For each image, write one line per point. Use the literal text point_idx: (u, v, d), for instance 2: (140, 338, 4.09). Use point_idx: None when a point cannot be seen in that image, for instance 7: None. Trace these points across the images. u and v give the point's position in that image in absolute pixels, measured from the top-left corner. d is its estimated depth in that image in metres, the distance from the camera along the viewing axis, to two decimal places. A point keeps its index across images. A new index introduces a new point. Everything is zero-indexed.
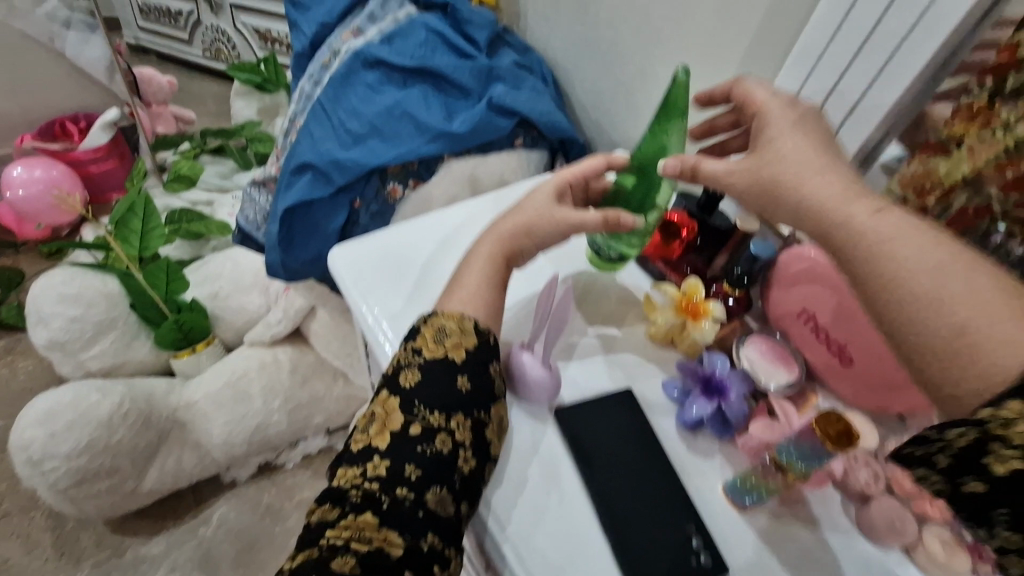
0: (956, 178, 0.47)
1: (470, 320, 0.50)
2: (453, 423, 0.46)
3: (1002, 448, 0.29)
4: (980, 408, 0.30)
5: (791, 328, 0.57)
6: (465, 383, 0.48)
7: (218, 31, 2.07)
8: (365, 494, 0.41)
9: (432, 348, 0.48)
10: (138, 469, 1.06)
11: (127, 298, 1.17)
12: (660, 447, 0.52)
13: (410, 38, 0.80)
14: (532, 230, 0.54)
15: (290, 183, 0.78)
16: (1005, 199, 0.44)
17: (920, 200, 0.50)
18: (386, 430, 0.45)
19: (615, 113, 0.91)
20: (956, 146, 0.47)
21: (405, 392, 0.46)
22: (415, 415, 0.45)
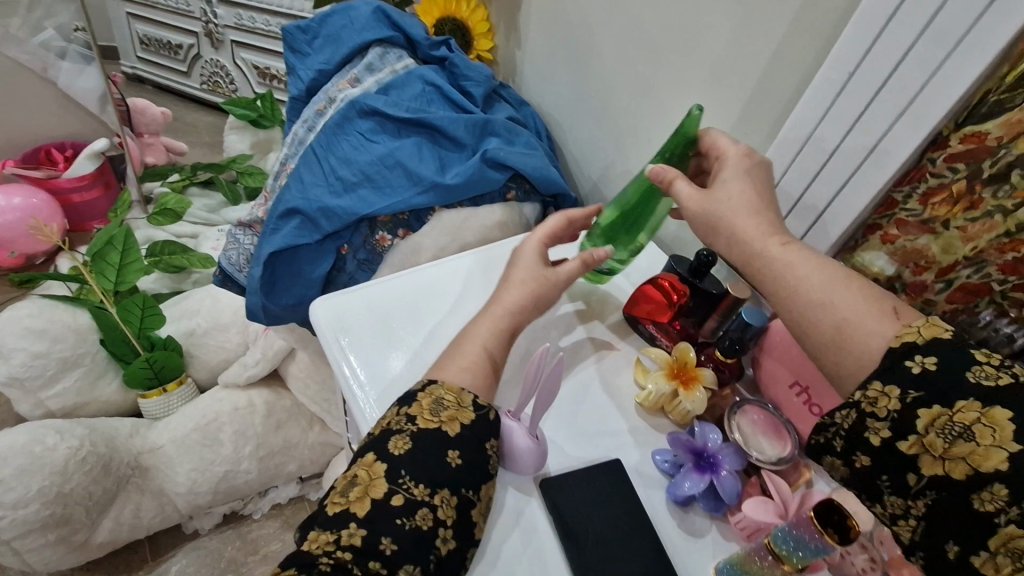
0: (955, 257, 0.53)
1: (469, 395, 0.49)
2: (437, 499, 0.44)
3: (876, 421, 0.41)
4: (858, 393, 0.43)
5: (784, 400, 0.56)
6: (457, 459, 0.46)
7: (216, 66, 2.10)
8: (337, 564, 0.39)
9: (427, 418, 0.47)
10: (91, 519, 0.99)
11: (97, 333, 1.13)
12: (650, 526, 0.49)
13: (406, 90, 0.81)
14: (539, 300, 0.58)
15: (275, 227, 0.76)
16: (1005, 278, 0.51)
17: (917, 276, 0.56)
18: (367, 496, 0.43)
19: (607, 169, 0.92)
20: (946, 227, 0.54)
21: (392, 461, 0.45)
22: (399, 486, 0.43)
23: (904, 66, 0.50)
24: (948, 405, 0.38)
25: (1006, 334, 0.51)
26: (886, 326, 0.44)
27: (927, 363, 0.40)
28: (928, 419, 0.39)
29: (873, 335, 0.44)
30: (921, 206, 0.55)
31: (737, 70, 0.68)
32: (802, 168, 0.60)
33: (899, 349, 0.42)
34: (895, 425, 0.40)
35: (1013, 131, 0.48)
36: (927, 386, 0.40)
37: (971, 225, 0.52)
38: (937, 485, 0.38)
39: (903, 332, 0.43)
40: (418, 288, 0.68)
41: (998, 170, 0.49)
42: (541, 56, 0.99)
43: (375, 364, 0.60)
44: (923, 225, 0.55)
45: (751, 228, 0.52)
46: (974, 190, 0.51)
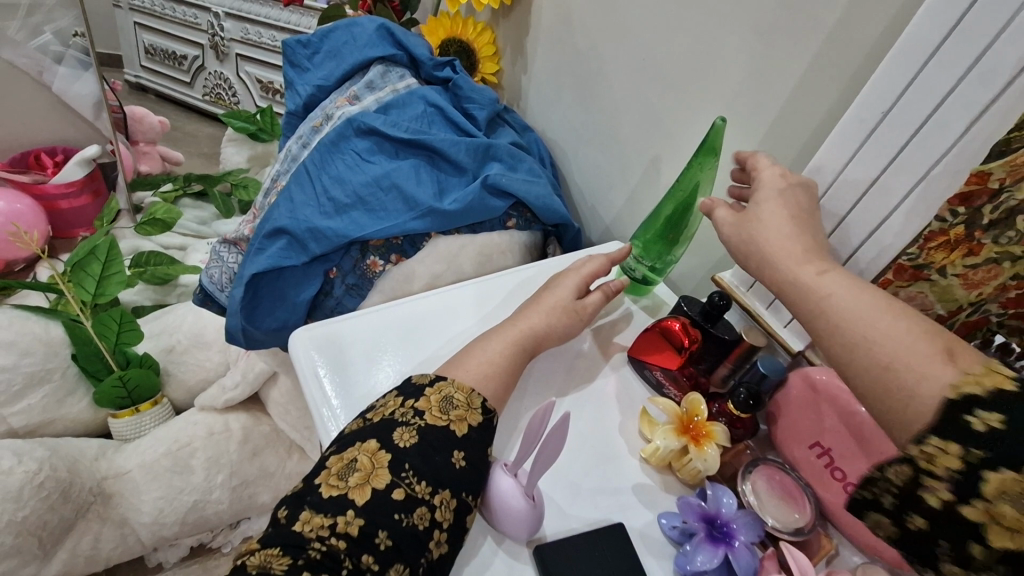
0: (958, 301, 0.50)
1: (478, 396, 0.49)
2: (436, 500, 0.42)
3: (931, 479, 0.32)
4: (913, 447, 0.34)
5: (801, 461, 0.52)
6: (462, 460, 0.45)
7: (220, 78, 2.08)
8: (328, 552, 0.38)
9: (436, 414, 0.46)
10: (44, 550, 0.92)
11: (70, 347, 1.07)
12: None
13: (407, 110, 0.78)
14: (569, 331, 0.59)
15: (261, 247, 0.71)
16: (1004, 311, 0.49)
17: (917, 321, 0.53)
18: (367, 485, 0.41)
19: (611, 201, 0.89)
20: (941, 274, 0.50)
21: (398, 452, 0.43)
22: (401, 480, 0.42)
23: (946, 107, 0.47)
24: (1020, 471, 0.29)
25: None
26: (938, 368, 0.35)
27: (992, 420, 0.31)
28: (995, 485, 0.30)
29: (923, 378, 0.35)
30: (919, 251, 0.51)
31: (755, 105, 0.65)
32: (829, 208, 0.57)
33: (957, 401, 0.33)
34: (956, 488, 0.31)
35: (1015, 175, 0.44)
36: (991, 445, 0.30)
37: (973, 271, 0.49)
38: (1010, 559, 0.30)
39: (962, 380, 0.34)
40: (412, 319, 0.63)
41: (1000, 214, 0.46)
42: (548, 82, 0.96)
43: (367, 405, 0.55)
44: (917, 272, 0.52)
45: (778, 247, 0.47)
46: (974, 235, 0.48)
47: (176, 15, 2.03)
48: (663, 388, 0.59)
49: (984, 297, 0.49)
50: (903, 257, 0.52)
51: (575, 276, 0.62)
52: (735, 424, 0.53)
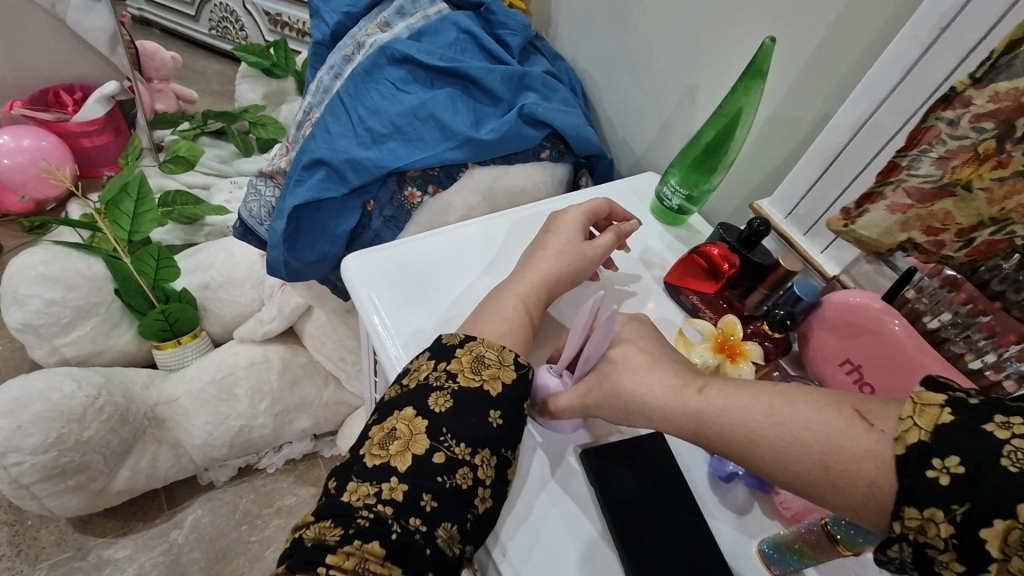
0: (982, 217, 0.49)
1: (510, 352, 0.49)
2: (477, 459, 0.44)
3: (937, 553, 0.28)
4: (893, 524, 0.30)
5: (829, 376, 0.55)
6: (498, 419, 0.46)
7: (226, 11, 2.01)
8: (377, 519, 0.40)
9: (468, 376, 0.47)
10: (109, 467, 1.00)
11: (112, 283, 1.11)
12: (689, 490, 0.48)
13: (439, 37, 0.76)
14: (576, 274, 0.58)
15: (300, 178, 0.72)
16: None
17: (932, 237, 0.52)
18: (408, 452, 0.43)
19: (644, 135, 0.88)
20: (962, 190, 0.49)
21: (434, 417, 0.45)
22: (440, 444, 0.44)
23: (1004, 26, 0.46)
24: (1010, 515, 0.26)
25: None
26: (867, 439, 0.32)
27: (951, 468, 0.28)
28: (997, 538, 0.27)
29: (860, 456, 0.32)
30: (940, 169, 0.50)
31: (802, 26, 0.63)
32: (869, 137, 0.56)
33: (904, 450, 0.30)
34: (964, 558, 0.28)
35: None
36: (966, 495, 0.28)
37: (999, 186, 0.47)
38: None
39: (899, 430, 0.31)
40: (453, 252, 0.64)
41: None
42: (579, 6, 0.92)
43: (410, 334, 0.57)
44: (940, 191, 0.50)
45: (650, 381, 0.43)
46: (1004, 149, 0.46)
47: None
48: (698, 312, 0.61)
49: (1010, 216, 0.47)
50: (922, 177, 0.51)
51: (578, 213, 0.62)
52: (768, 343, 0.56)
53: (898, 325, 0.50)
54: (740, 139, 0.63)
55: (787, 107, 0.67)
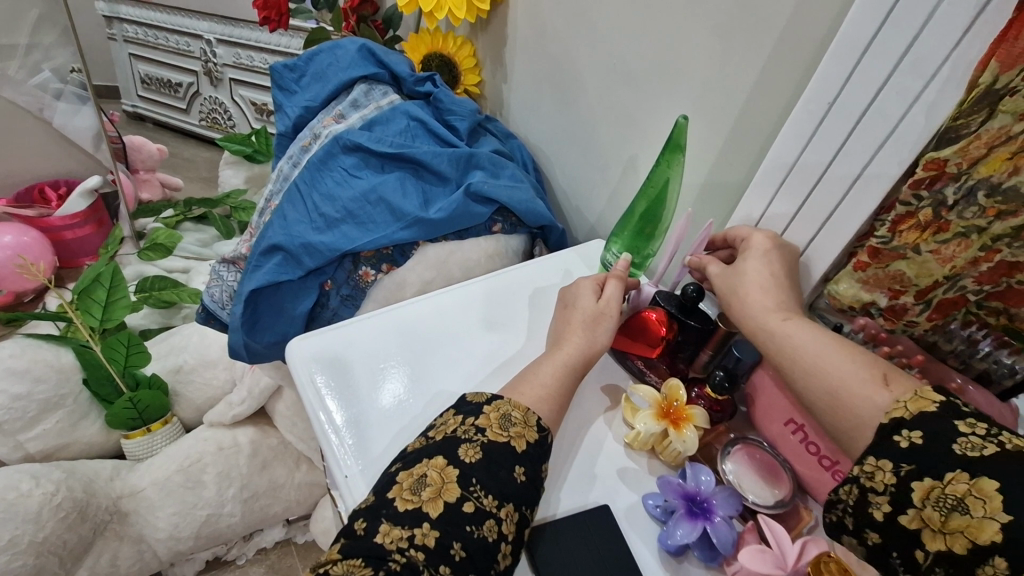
0: (932, 278, 0.48)
1: (535, 414, 0.49)
2: (503, 513, 0.42)
3: (876, 495, 0.37)
4: (856, 467, 0.39)
5: (778, 437, 0.53)
6: (523, 475, 0.44)
7: (215, 103, 2.12)
8: (408, 563, 0.37)
9: (497, 431, 0.46)
10: (65, 570, 0.95)
11: (80, 372, 1.11)
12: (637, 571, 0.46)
13: (390, 126, 0.81)
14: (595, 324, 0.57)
15: (258, 263, 0.75)
16: (981, 288, 0.47)
17: (894, 299, 0.51)
18: (440, 498, 0.41)
19: (596, 206, 0.92)
20: (914, 254, 0.48)
21: (464, 467, 0.43)
22: (470, 494, 0.42)
23: (883, 95, 0.49)
24: (939, 477, 0.34)
25: (1008, 365, 0.48)
26: (878, 394, 0.41)
27: (913, 437, 0.36)
28: (922, 491, 0.35)
29: (865, 401, 0.41)
30: (890, 233, 0.50)
31: (720, 101, 0.68)
32: (789, 191, 0.58)
33: (889, 425, 0.38)
34: (893, 499, 0.36)
35: (972, 157, 0.44)
36: (917, 458, 0.36)
37: (945, 246, 0.47)
38: (945, 563, 0.33)
39: (892, 406, 0.39)
40: (401, 328, 0.66)
41: (963, 193, 0.45)
42: (528, 89, 0.99)
43: (358, 419, 0.56)
44: (893, 253, 0.50)
45: (750, 296, 0.52)
46: (941, 215, 0.46)
47: (169, 44, 2.08)
48: (644, 375, 0.61)
49: (962, 272, 0.47)
50: (875, 240, 0.51)
51: (589, 280, 0.61)
52: (715, 408, 0.55)
53: None
54: (669, 206, 0.65)
55: (719, 173, 0.71)
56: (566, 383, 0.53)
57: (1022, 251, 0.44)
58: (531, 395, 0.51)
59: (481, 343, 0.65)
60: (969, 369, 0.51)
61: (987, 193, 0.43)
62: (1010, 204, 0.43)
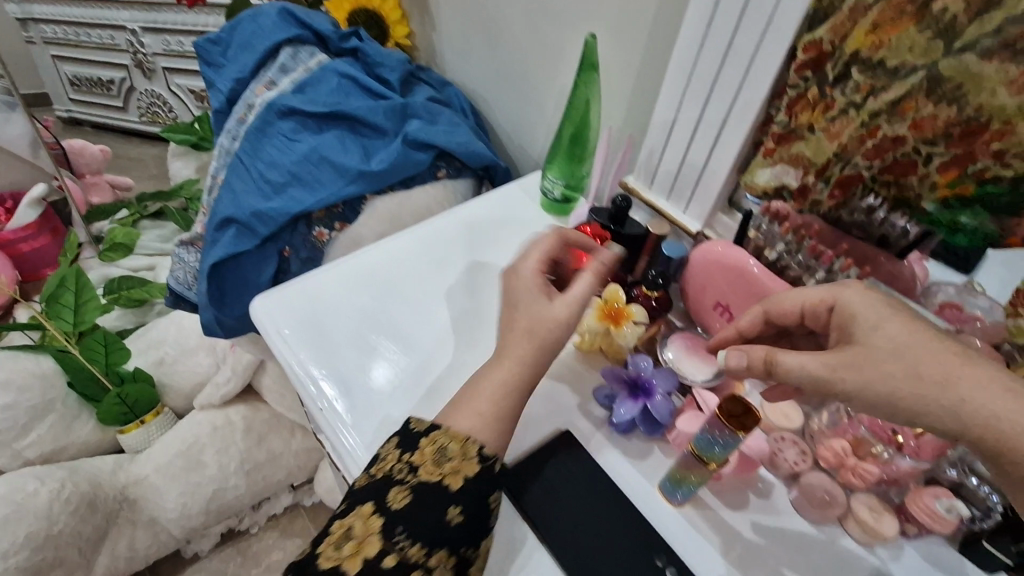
0: (826, 156, 0.52)
1: (474, 443, 0.44)
2: (433, 561, 0.40)
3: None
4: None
5: (711, 322, 0.60)
6: (458, 516, 0.42)
7: (153, 96, 2.06)
8: None
9: (428, 469, 0.43)
10: (86, 558, 1.00)
11: (64, 376, 1.13)
12: (598, 468, 0.51)
13: (322, 86, 0.82)
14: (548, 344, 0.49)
15: (215, 239, 0.78)
16: (870, 164, 0.51)
17: (801, 181, 0.55)
18: (360, 554, 0.40)
19: (537, 142, 0.94)
20: (809, 133, 0.53)
21: (390, 515, 0.41)
22: (393, 546, 0.40)
23: None
24: None
25: (901, 228, 0.52)
26: None
27: None
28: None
29: None
30: (787, 116, 0.53)
31: (634, 21, 0.69)
32: (689, 110, 0.59)
33: None
34: None
35: (839, 34, 0.47)
36: None
37: (833, 124, 0.51)
38: None
39: None
40: (359, 275, 0.69)
41: (840, 69, 0.49)
42: (458, 35, 0.99)
43: (328, 360, 0.60)
44: (791, 135, 0.54)
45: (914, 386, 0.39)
46: (825, 93, 0.51)
47: (93, 40, 1.99)
48: None
49: (850, 150, 0.52)
50: (777, 125, 0.54)
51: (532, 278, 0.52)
52: (653, 304, 0.60)
53: (753, 264, 0.55)
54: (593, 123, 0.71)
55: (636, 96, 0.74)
56: None
57: (899, 125, 0.48)
58: None
59: (436, 284, 0.68)
60: (873, 236, 0.55)
61: (859, 69, 0.48)
62: (879, 80, 0.47)
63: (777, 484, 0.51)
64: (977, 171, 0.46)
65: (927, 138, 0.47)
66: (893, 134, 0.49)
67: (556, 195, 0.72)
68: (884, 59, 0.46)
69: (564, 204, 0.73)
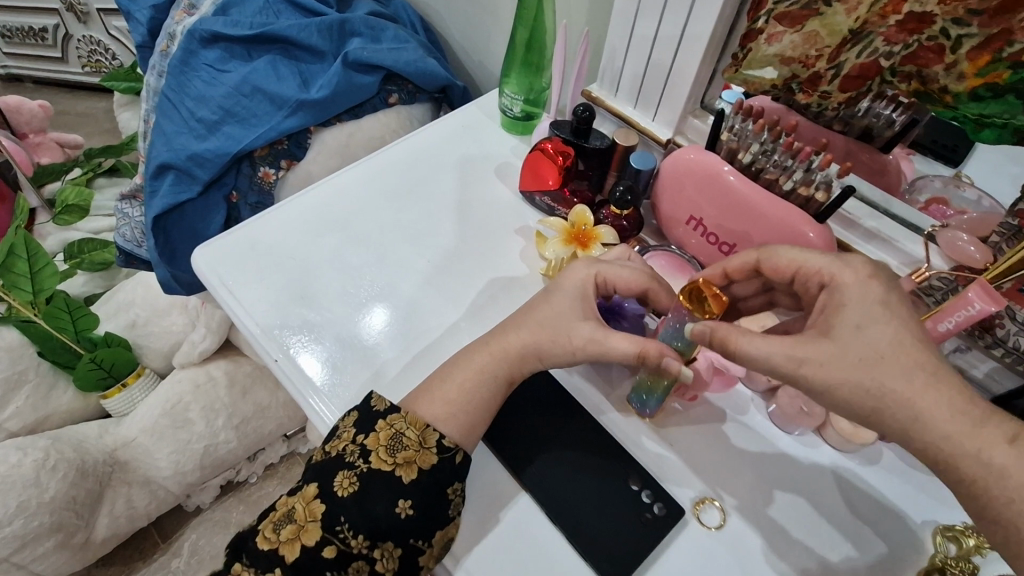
0: (841, 34, 0.44)
1: (433, 433, 0.43)
2: (376, 552, 0.40)
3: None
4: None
5: (683, 237, 0.57)
6: (408, 510, 0.41)
7: (92, 43, 1.89)
8: None
9: (380, 458, 0.42)
10: (85, 519, 1.01)
11: (33, 346, 1.10)
12: (574, 400, 0.49)
13: (247, 6, 0.72)
14: (542, 353, 0.46)
15: (154, 189, 0.72)
16: (891, 48, 0.43)
17: (808, 69, 0.46)
18: (298, 540, 0.39)
19: (498, 57, 0.86)
20: (826, 7, 0.43)
21: (333, 503, 0.40)
22: (335, 536, 0.40)
23: None
24: None
25: (886, 117, 0.50)
26: None
27: None
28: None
29: None
30: None
31: None
32: (649, 5, 0.52)
33: None
34: None
35: None
36: None
37: None
38: None
39: None
40: (307, 216, 0.63)
41: None
42: None
43: (279, 309, 0.56)
44: (804, 12, 0.44)
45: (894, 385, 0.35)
46: None
47: None
48: (554, 211, 0.60)
49: (869, 28, 0.43)
50: (785, 1, 0.44)
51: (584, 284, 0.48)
52: (623, 223, 0.57)
53: (728, 170, 0.50)
54: (550, 24, 0.64)
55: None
56: None
57: None
58: None
59: (395, 220, 0.63)
60: (853, 129, 0.52)
61: None
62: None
63: (754, 399, 0.50)
64: (1014, 53, 0.38)
65: (959, 17, 0.40)
66: (920, 9, 0.41)
67: (514, 111, 0.68)
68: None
69: (525, 121, 0.69)
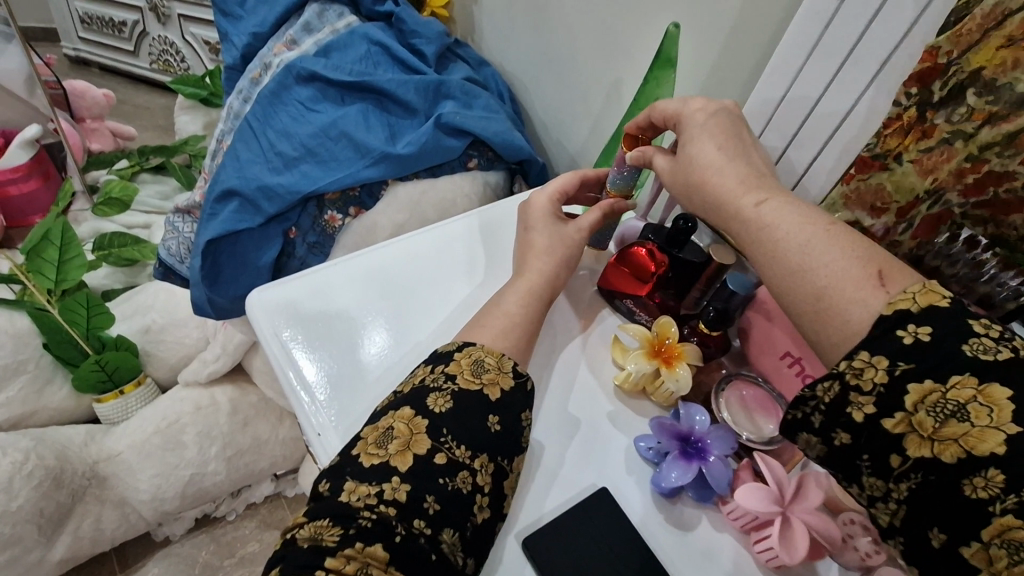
0: (915, 193, 0.48)
1: (509, 359, 0.45)
2: (478, 464, 0.39)
3: (860, 396, 0.32)
4: (840, 362, 0.33)
5: (771, 370, 0.51)
6: (498, 425, 0.41)
7: (166, 43, 1.94)
8: (379, 519, 0.34)
9: (468, 377, 0.42)
10: (46, 536, 0.93)
11: (40, 337, 1.04)
12: (642, 541, 0.43)
13: (349, 52, 0.73)
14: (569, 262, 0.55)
15: (213, 212, 0.68)
16: (966, 202, 0.46)
17: (876, 220, 0.51)
18: (409, 451, 0.38)
19: (578, 138, 0.86)
20: (898, 163, 0.48)
21: (433, 417, 0.40)
22: (442, 445, 0.39)
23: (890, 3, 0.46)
24: (942, 380, 0.30)
25: (1014, 288, 0.45)
26: (870, 294, 0.34)
27: (920, 333, 0.31)
28: (917, 395, 0.31)
29: (856, 305, 0.35)
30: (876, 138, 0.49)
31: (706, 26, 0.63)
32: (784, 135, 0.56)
33: (891, 317, 0.33)
34: (881, 400, 0.32)
35: (962, 45, 0.42)
36: (918, 357, 0.31)
37: (927, 156, 0.46)
38: (929, 467, 0.30)
39: (897, 298, 0.33)
40: (369, 274, 0.60)
41: (951, 91, 0.44)
42: (502, 14, 0.90)
43: (330, 374, 0.52)
44: (875, 162, 0.50)
45: (719, 177, 0.44)
46: (926, 117, 0.46)
47: None
48: (634, 316, 0.59)
49: (944, 186, 0.46)
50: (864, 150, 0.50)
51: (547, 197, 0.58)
52: (708, 344, 0.53)
53: None
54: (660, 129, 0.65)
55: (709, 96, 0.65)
56: (536, 318, 0.51)
57: (1013, 159, 0.42)
58: (493, 337, 0.47)
59: (462, 292, 0.60)
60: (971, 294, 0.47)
61: (976, 92, 0.42)
62: (1002, 107, 0.41)
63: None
64: None
65: None
66: (1000, 170, 0.43)
67: None
68: (1015, 82, 0.40)
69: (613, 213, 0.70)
